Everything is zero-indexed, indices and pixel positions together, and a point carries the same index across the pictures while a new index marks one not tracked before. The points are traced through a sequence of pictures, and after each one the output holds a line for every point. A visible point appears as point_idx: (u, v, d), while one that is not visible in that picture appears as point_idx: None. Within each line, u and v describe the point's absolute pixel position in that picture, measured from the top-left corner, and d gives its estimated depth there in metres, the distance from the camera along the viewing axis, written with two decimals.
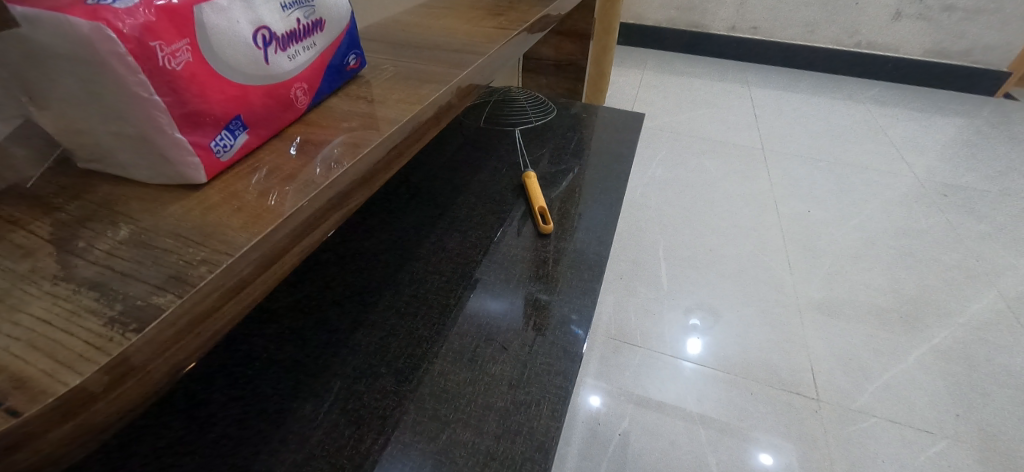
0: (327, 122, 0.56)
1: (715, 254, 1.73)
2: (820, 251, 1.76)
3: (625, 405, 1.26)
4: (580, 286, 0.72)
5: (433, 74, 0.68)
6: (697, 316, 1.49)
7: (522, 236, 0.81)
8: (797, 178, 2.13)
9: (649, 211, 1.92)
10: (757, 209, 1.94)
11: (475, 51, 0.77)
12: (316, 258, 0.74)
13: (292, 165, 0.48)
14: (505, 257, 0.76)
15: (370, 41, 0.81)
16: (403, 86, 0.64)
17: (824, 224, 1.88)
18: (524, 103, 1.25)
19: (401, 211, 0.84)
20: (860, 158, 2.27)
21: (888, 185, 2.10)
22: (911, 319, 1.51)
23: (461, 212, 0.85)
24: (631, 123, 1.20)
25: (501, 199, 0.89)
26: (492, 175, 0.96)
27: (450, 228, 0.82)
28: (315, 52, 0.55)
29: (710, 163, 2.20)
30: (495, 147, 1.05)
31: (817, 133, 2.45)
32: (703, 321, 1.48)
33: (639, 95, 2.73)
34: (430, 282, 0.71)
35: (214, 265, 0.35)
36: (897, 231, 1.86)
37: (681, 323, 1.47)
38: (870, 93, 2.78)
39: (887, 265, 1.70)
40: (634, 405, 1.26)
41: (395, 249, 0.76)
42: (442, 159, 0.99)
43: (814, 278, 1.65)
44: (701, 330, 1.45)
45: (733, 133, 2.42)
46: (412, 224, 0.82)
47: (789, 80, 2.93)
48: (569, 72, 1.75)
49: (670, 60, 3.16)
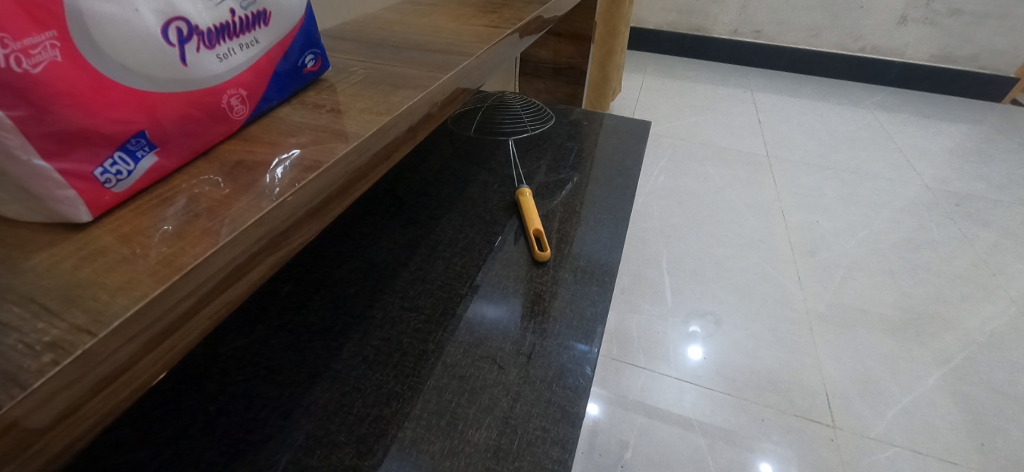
0: (272, 136, 0.45)
1: (720, 266, 1.62)
2: (829, 263, 1.66)
3: (625, 429, 1.16)
4: (583, 326, 0.61)
5: (408, 78, 0.57)
6: (698, 324, 1.42)
7: (514, 263, 0.70)
8: (804, 186, 2.04)
9: (651, 221, 1.82)
10: (762, 219, 1.84)
11: (462, 52, 0.67)
12: (277, 292, 0.64)
13: (218, 194, 0.37)
14: (495, 290, 0.66)
15: (341, 40, 0.70)
16: (372, 92, 0.54)
17: (833, 234, 1.78)
18: (519, 109, 1.15)
19: (378, 234, 0.74)
20: (868, 166, 2.17)
21: (897, 193, 2.00)
22: (927, 337, 1.40)
23: (446, 234, 0.75)
24: (635, 132, 1.10)
25: (492, 219, 0.78)
26: (483, 189, 0.85)
27: (432, 253, 0.71)
28: (258, 51, 0.45)
29: (714, 170, 2.11)
30: (488, 158, 0.94)
31: (824, 140, 2.35)
32: (703, 328, 1.41)
33: (640, 100, 2.64)
34: (406, 322, 0.61)
35: (66, 351, 0.25)
36: (909, 242, 1.76)
37: (681, 329, 1.40)
38: (877, 98, 2.69)
39: (899, 278, 1.60)
40: (634, 429, 1.16)
41: (367, 281, 0.66)
42: (427, 173, 0.89)
43: (825, 292, 1.54)
44: (702, 339, 1.37)
45: (736, 139, 2.33)
46: (388, 250, 0.71)
47: (794, 85, 2.84)
48: (569, 76, 1.65)
49: (671, 64, 3.07)
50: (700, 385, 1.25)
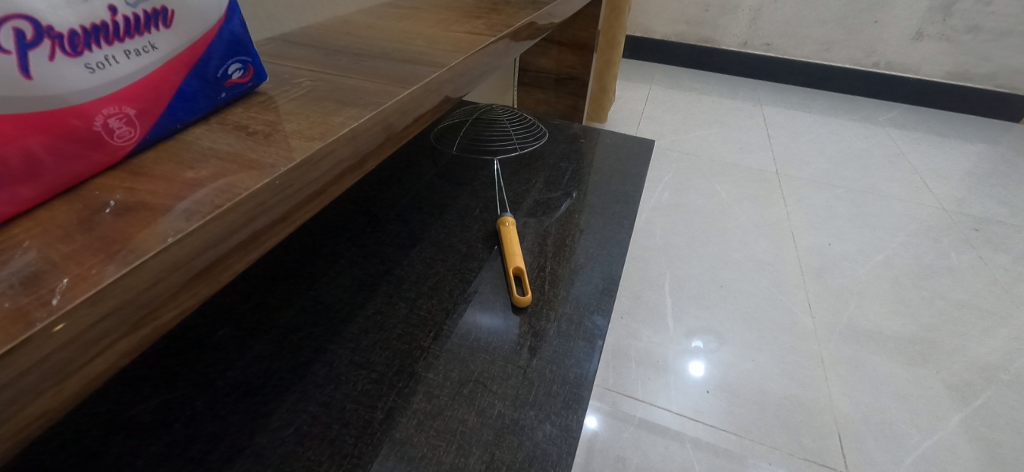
0: (167, 165, 0.36)
1: (725, 290, 1.52)
2: (841, 290, 1.54)
3: (622, 453, 1.08)
4: (563, 394, 0.51)
5: (360, 93, 0.48)
6: (701, 339, 1.35)
7: (489, 308, 0.60)
8: (815, 206, 1.93)
9: (653, 239, 1.72)
10: (771, 240, 1.74)
11: (433, 62, 0.57)
12: (209, 338, 0.55)
13: (61, 251, 0.28)
14: (464, 342, 0.56)
15: (297, 46, 0.61)
16: (310, 110, 0.44)
17: (846, 259, 1.67)
18: (510, 123, 1.05)
19: (336, 267, 0.65)
20: (883, 186, 2.06)
21: (912, 216, 1.89)
22: (946, 373, 1.29)
23: (413, 270, 0.65)
24: (637, 153, 0.99)
25: (468, 252, 0.68)
26: (461, 217, 0.75)
27: (395, 294, 0.62)
28: (155, 60, 0.36)
29: (721, 186, 2.01)
30: (471, 179, 0.85)
31: (837, 158, 2.24)
32: (706, 343, 1.34)
33: (645, 111, 2.54)
34: (353, 382, 0.51)
35: None
36: (925, 269, 1.65)
37: (681, 344, 1.33)
38: (891, 115, 2.59)
39: (915, 308, 1.49)
40: (631, 456, 1.07)
41: (315, 327, 0.57)
42: (401, 195, 0.79)
43: (837, 322, 1.43)
44: (705, 354, 1.31)
45: (745, 155, 2.22)
46: (344, 288, 0.62)
47: (805, 99, 2.74)
48: (570, 87, 1.55)
49: (678, 75, 2.98)
50: (701, 415, 1.16)
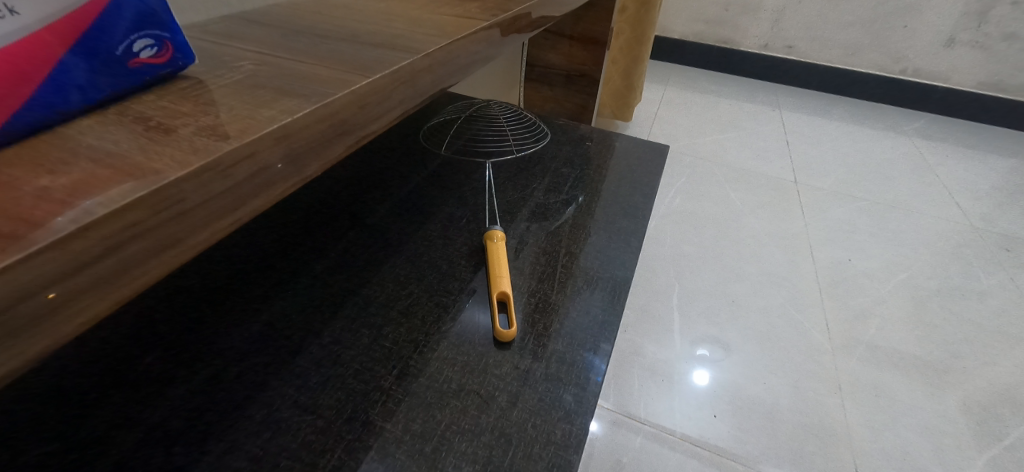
0: (21, 170, 0.27)
1: (736, 307, 1.41)
2: (862, 310, 1.43)
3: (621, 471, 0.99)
4: (546, 459, 0.42)
5: (307, 80, 0.38)
6: (706, 349, 1.27)
7: (467, 341, 0.51)
8: (835, 218, 1.82)
9: (661, 249, 1.62)
10: (787, 253, 1.63)
11: (407, 47, 0.47)
12: (133, 366, 0.47)
13: None
14: (431, 384, 0.47)
15: (255, 25, 0.52)
16: (237, 101, 0.35)
17: (867, 277, 1.56)
18: (509, 122, 0.96)
19: (294, 283, 0.56)
20: (907, 200, 1.93)
21: (938, 233, 1.77)
22: (976, 409, 1.17)
23: (383, 289, 0.56)
24: (649, 161, 0.89)
25: (449, 270, 0.59)
26: (445, 227, 0.66)
27: (358, 319, 0.53)
28: (16, 30, 0.27)
29: (736, 194, 1.90)
30: (460, 184, 0.76)
31: (859, 169, 2.12)
32: (713, 352, 1.26)
33: (659, 113, 2.43)
34: (293, 431, 0.43)
35: None
36: (952, 290, 1.53)
37: (686, 353, 1.26)
38: (918, 124, 2.45)
39: (941, 334, 1.37)
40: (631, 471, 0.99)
41: (259, 357, 0.49)
42: (379, 200, 0.71)
43: (856, 346, 1.31)
44: (710, 363, 1.23)
45: (762, 162, 2.11)
46: (300, 310, 0.53)
47: (828, 104, 2.61)
48: (580, 85, 1.45)
49: (695, 77, 2.86)
50: (705, 433, 1.07)
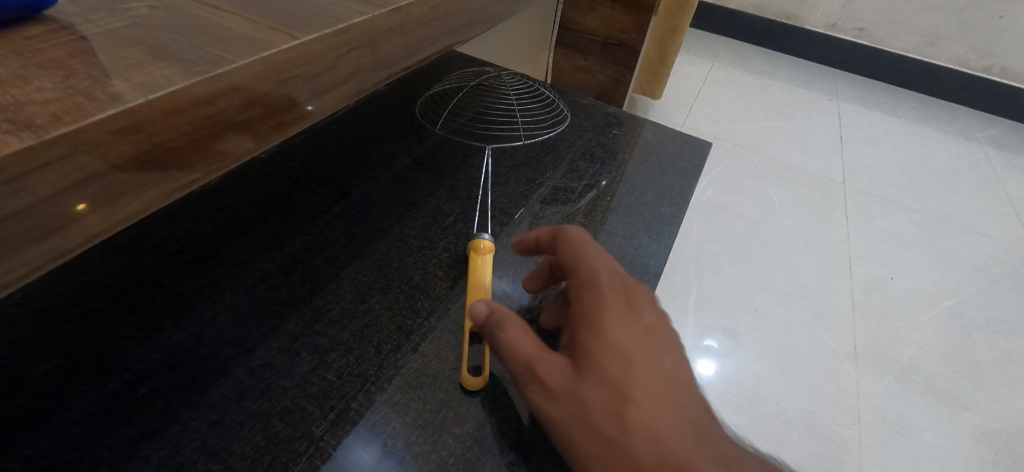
0: None
1: (756, 317, 1.27)
2: (897, 336, 1.28)
3: None
4: None
5: (210, 39, 0.27)
6: (715, 338, 1.19)
7: (427, 384, 0.42)
8: (883, 228, 1.63)
9: (684, 244, 1.46)
10: (823, 264, 1.46)
11: None
12: (24, 375, 0.39)
13: None
14: (372, 437, 0.38)
15: None
16: (91, 65, 0.24)
17: (909, 299, 1.39)
18: (523, 96, 0.82)
19: (235, 283, 0.47)
20: (966, 218, 1.73)
21: (998, 257, 1.58)
22: (1008, 462, 1.05)
23: (335, 300, 0.47)
24: (684, 161, 0.75)
25: (421, 283, 0.49)
26: (426, 225, 0.56)
27: (300, 339, 0.44)
28: None
29: (775, 191, 1.72)
30: (454, 171, 0.65)
31: (917, 175, 1.90)
32: (722, 345, 1.18)
33: (703, 92, 2.22)
34: None
35: None
36: (1006, 324, 1.36)
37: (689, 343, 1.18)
38: (992, 131, 2.19)
39: (984, 370, 1.22)
40: None
41: (174, 376, 0.40)
42: (356, 181, 0.60)
43: (884, 372, 1.18)
44: (718, 356, 1.16)
45: (809, 157, 1.91)
46: (234, 320, 0.44)
47: (893, 99, 2.35)
48: (617, 56, 1.28)
49: (748, 54, 2.60)
50: None
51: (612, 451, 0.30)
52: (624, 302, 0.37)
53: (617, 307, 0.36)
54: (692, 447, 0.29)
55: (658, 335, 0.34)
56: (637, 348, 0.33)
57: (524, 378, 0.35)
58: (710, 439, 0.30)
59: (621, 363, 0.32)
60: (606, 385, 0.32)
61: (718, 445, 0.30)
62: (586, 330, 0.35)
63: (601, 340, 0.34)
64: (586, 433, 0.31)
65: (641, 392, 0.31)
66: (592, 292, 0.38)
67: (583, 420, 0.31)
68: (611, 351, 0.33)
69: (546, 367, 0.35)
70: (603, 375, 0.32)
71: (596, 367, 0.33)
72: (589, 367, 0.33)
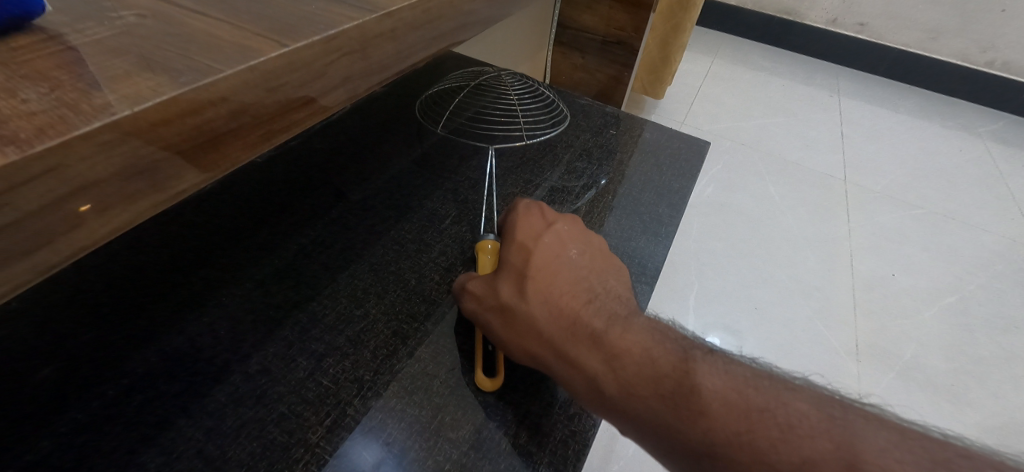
0: None
1: (757, 315, 1.26)
2: (899, 332, 1.27)
3: None
4: None
5: (197, 46, 0.27)
6: (717, 335, 1.19)
7: (423, 388, 0.42)
8: (884, 225, 1.62)
9: (684, 242, 1.45)
10: (823, 261, 1.45)
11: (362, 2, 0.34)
12: (22, 382, 0.39)
13: None
14: (368, 442, 0.38)
15: None
16: (77, 75, 0.24)
17: (911, 295, 1.38)
18: (518, 94, 0.82)
19: (231, 288, 0.47)
20: (968, 214, 1.72)
21: (1000, 253, 1.57)
22: None
23: (330, 306, 0.47)
24: (682, 161, 0.75)
25: (417, 288, 0.49)
26: (422, 229, 0.56)
27: (297, 345, 0.44)
28: None
29: (775, 188, 1.71)
30: (451, 174, 0.65)
31: (918, 171, 1.89)
32: (724, 342, 1.18)
33: (703, 89, 2.22)
34: None
35: None
36: (1007, 319, 1.35)
37: None
38: (994, 125, 2.18)
39: (985, 365, 1.22)
40: None
41: (170, 384, 0.40)
42: (352, 184, 0.60)
43: (886, 368, 1.18)
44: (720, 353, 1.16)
45: (810, 154, 1.91)
46: (230, 327, 0.44)
47: (894, 94, 2.34)
48: (616, 55, 1.28)
49: (748, 50, 2.58)
50: None
51: (523, 316, 0.41)
52: (531, 225, 0.49)
53: (523, 226, 0.49)
54: (578, 306, 0.42)
55: (551, 241, 0.47)
56: (537, 249, 0.46)
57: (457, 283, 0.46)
58: (593, 300, 0.42)
59: (525, 263, 0.44)
60: (513, 275, 0.44)
61: (600, 309, 0.42)
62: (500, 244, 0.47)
63: (510, 248, 0.46)
64: (498, 309, 0.43)
65: (542, 277, 0.43)
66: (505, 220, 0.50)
67: (498, 300, 0.43)
68: (518, 254, 0.45)
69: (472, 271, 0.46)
70: (514, 274, 0.44)
71: (508, 265, 0.45)
72: (502, 265, 0.45)
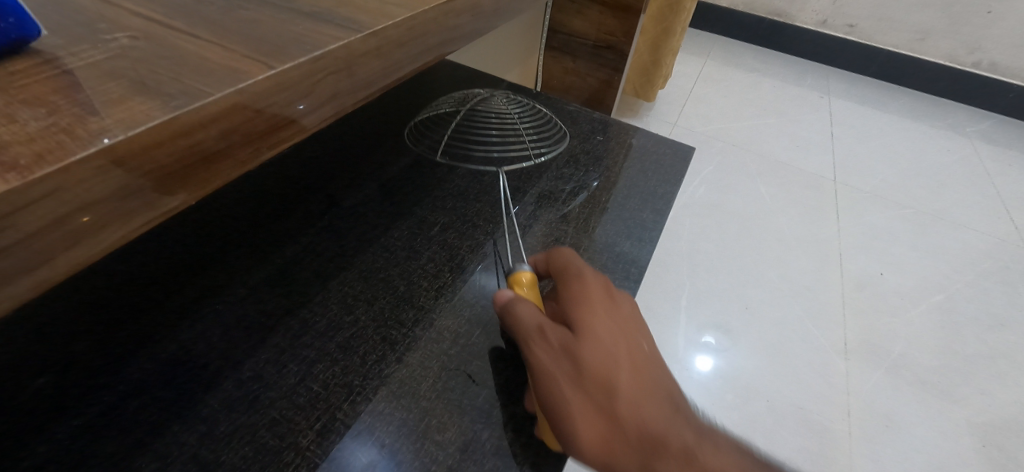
0: None
1: (747, 315, 1.28)
2: (887, 331, 1.29)
3: None
4: None
5: (187, 68, 0.28)
6: (711, 335, 1.21)
7: (412, 392, 0.44)
8: (873, 224, 1.65)
9: (676, 243, 1.47)
10: (813, 261, 1.47)
11: (348, 21, 0.35)
12: (19, 390, 0.40)
13: None
14: (357, 446, 0.40)
15: None
16: (73, 99, 0.25)
17: (899, 294, 1.40)
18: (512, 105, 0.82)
19: (224, 297, 0.48)
20: (955, 213, 1.75)
21: (986, 251, 1.60)
22: (995, 454, 1.07)
23: (321, 313, 0.48)
24: (666, 166, 0.77)
25: (406, 295, 0.51)
26: (411, 235, 0.57)
27: (288, 351, 0.45)
28: None
29: (766, 189, 1.73)
30: (441, 180, 0.66)
31: (906, 171, 1.92)
32: (719, 341, 1.20)
33: (694, 90, 2.23)
34: None
35: None
36: (993, 316, 1.38)
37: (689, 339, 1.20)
38: (981, 125, 2.21)
39: (970, 362, 1.24)
40: None
41: (164, 390, 0.41)
42: (343, 191, 0.62)
43: (874, 366, 1.20)
44: (715, 352, 1.18)
45: (800, 154, 1.93)
46: (222, 334, 0.46)
47: (883, 94, 2.36)
48: (607, 59, 1.29)
49: (739, 52, 2.60)
50: None
51: (598, 398, 0.37)
52: (600, 298, 0.44)
53: (602, 294, 0.44)
54: (665, 404, 0.37)
55: (635, 321, 0.43)
56: (607, 330, 0.41)
57: (529, 339, 0.42)
58: (677, 400, 0.38)
59: (600, 349, 0.40)
60: (596, 351, 0.39)
61: (684, 414, 0.37)
62: (577, 307, 0.43)
63: (591, 316, 0.42)
64: (572, 400, 0.38)
65: (626, 363, 0.39)
66: (581, 281, 0.46)
67: (575, 372, 0.39)
68: (601, 328, 0.41)
69: (549, 331, 0.42)
70: (588, 361, 0.39)
71: (591, 338, 0.40)
72: (584, 336, 0.40)
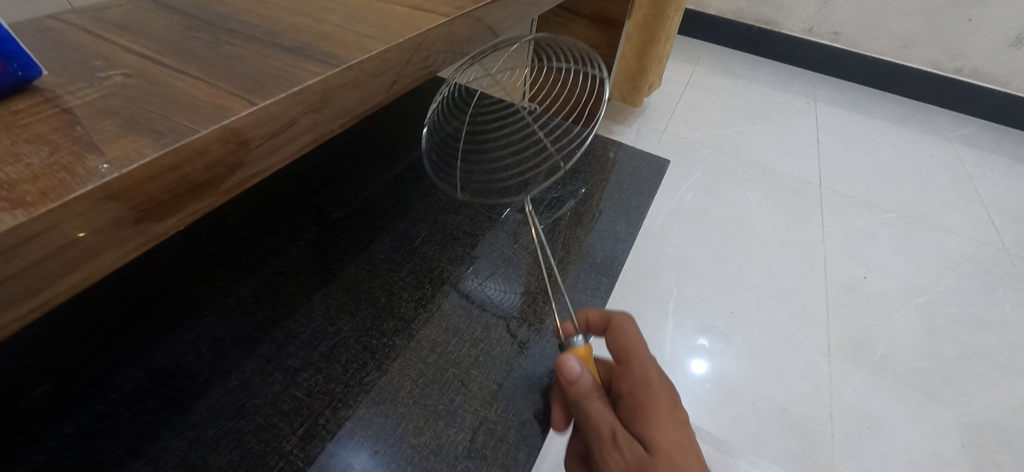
0: None
1: (733, 318, 1.30)
2: (870, 333, 1.31)
3: None
4: None
5: (175, 106, 0.31)
6: (707, 337, 1.23)
7: (391, 399, 0.47)
8: (858, 228, 1.67)
9: (664, 247, 1.48)
10: (799, 265, 1.49)
11: (326, 56, 0.38)
12: (19, 398, 0.43)
13: None
14: (338, 450, 0.43)
15: (163, 10, 0.43)
16: (71, 136, 0.28)
17: (883, 297, 1.42)
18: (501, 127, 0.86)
19: (214, 309, 0.51)
20: (938, 217, 1.78)
21: (968, 254, 1.62)
22: (974, 455, 1.08)
23: (306, 324, 0.51)
24: (641, 181, 0.81)
25: (386, 307, 0.54)
26: (393, 249, 0.61)
27: (274, 360, 0.48)
28: None
29: (753, 194, 1.76)
30: (423, 194, 0.69)
31: (891, 176, 1.95)
32: (714, 343, 1.22)
33: (683, 97, 2.27)
34: None
35: None
36: (975, 319, 1.39)
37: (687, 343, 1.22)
38: (965, 130, 2.24)
39: (951, 363, 1.26)
40: None
41: (156, 398, 0.44)
42: (329, 206, 0.65)
43: (858, 368, 1.22)
44: (709, 354, 1.20)
45: (786, 160, 1.96)
46: (212, 344, 0.48)
47: (868, 100, 2.40)
48: (593, 71, 1.33)
49: (728, 58, 2.64)
50: None
51: None
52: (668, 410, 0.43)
53: (670, 407, 0.43)
54: None
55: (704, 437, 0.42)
56: (684, 452, 0.40)
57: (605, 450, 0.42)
58: None
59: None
60: None
61: None
62: (646, 421, 0.42)
63: (663, 435, 0.41)
64: None
65: None
66: (648, 389, 0.45)
67: None
68: (675, 449, 0.40)
69: (623, 441, 0.41)
70: None
71: (667, 461, 0.40)
72: (659, 458, 0.39)
